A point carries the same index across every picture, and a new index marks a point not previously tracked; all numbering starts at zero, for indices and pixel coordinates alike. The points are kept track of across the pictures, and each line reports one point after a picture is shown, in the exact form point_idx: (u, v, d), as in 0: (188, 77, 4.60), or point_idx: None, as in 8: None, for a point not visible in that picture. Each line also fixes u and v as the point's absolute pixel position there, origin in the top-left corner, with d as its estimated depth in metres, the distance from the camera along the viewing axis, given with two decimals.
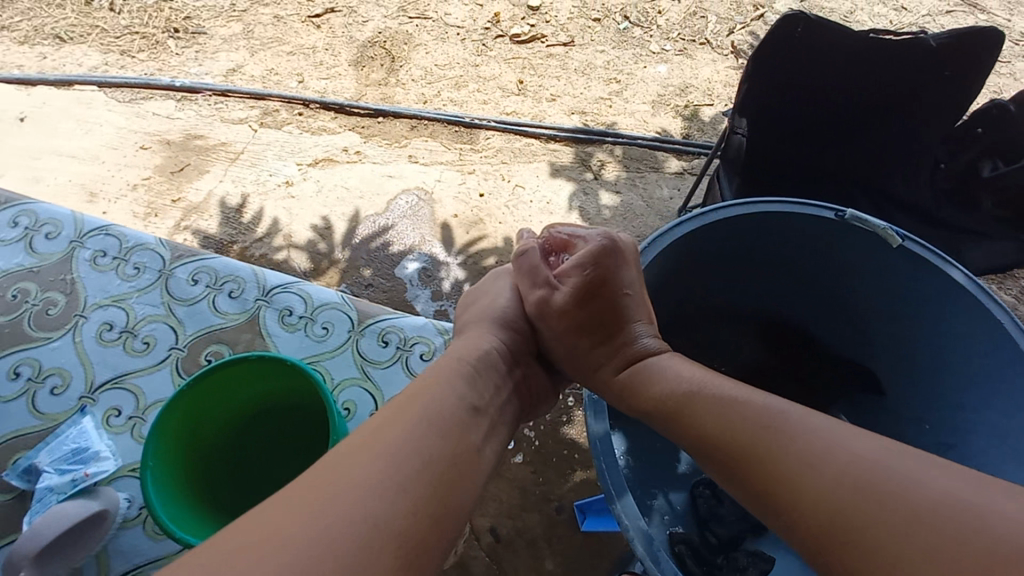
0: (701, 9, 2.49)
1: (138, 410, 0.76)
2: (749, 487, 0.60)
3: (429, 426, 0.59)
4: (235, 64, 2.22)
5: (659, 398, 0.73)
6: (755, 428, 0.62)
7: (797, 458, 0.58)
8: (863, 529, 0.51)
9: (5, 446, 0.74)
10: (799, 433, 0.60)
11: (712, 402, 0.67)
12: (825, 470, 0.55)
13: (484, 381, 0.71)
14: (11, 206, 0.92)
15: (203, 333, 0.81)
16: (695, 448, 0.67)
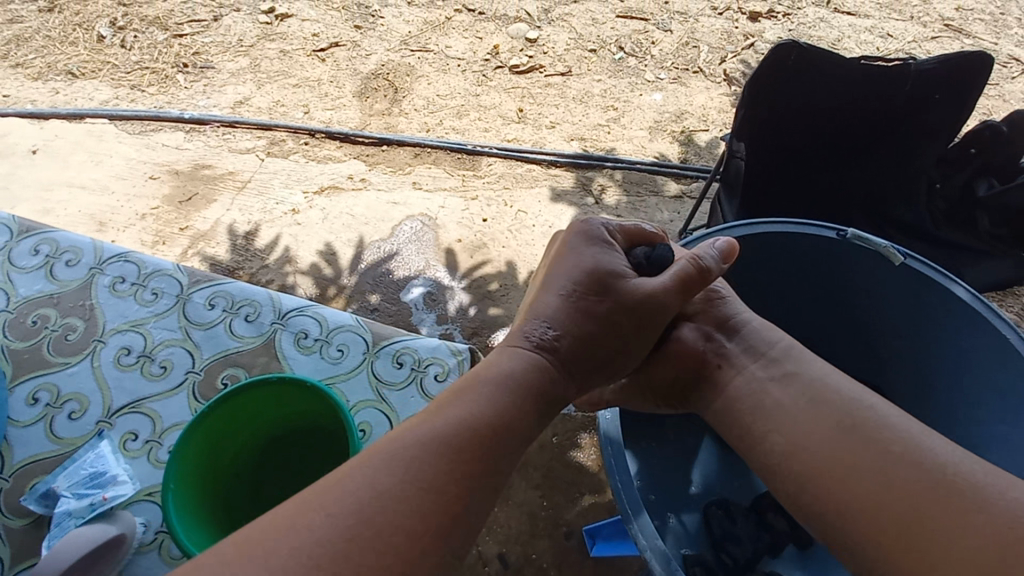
0: (694, 39, 2.59)
1: (155, 434, 0.75)
2: (836, 465, 0.63)
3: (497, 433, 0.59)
4: (242, 96, 2.28)
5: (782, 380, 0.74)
6: (850, 425, 0.65)
7: (891, 466, 0.60)
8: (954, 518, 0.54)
9: (22, 473, 0.74)
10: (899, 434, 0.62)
11: (823, 391, 0.70)
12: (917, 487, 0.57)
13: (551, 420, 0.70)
14: (32, 234, 0.93)
15: (220, 357, 0.82)
16: (794, 420, 0.69)
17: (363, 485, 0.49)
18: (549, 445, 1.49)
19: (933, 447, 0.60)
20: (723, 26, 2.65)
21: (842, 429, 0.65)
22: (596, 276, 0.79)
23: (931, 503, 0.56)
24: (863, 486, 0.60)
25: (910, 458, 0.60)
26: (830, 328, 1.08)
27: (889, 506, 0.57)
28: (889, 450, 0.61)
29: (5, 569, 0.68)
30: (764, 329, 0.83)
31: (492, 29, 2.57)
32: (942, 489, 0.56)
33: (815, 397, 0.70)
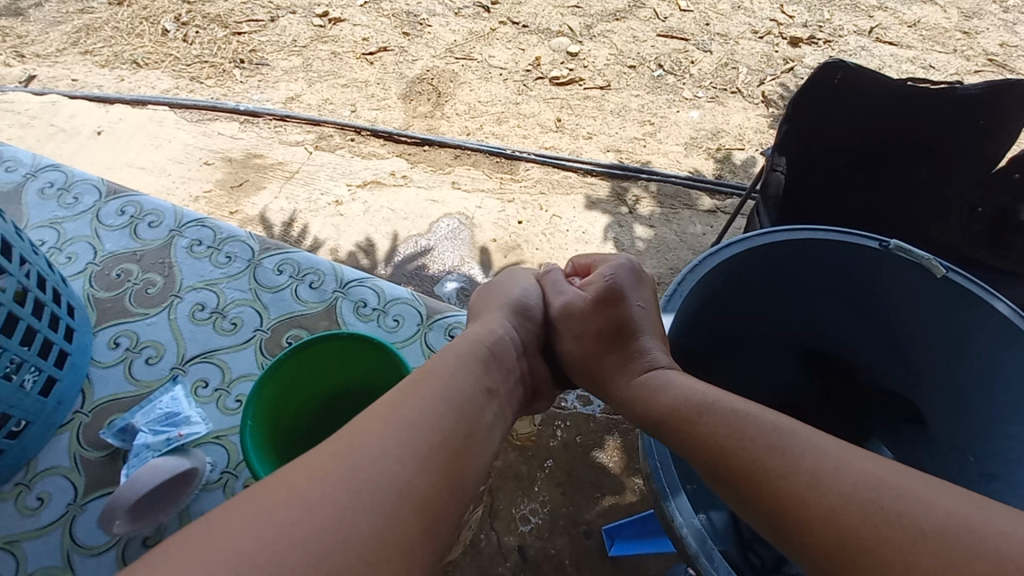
0: (733, 60, 2.64)
1: (224, 382, 0.79)
2: (754, 498, 0.60)
3: (430, 409, 0.62)
4: (294, 93, 2.39)
5: (663, 406, 0.73)
6: (763, 444, 0.61)
7: (772, 474, 0.59)
8: (872, 532, 0.51)
9: (99, 410, 0.76)
10: (811, 450, 0.59)
11: (722, 411, 0.67)
12: (837, 502, 0.54)
13: (498, 364, 0.76)
14: (119, 196, 0.98)
15: (285, 318, 0.85)
16: (703, 453, 0.65)
17: (329, 498, 0.51)
18: (571, 445, 1.51)
19: (798, 432, 0.62)
20: (763, 50, 2.69)
21: (756, 448, 0.61)
22: (483, 296, 0.98)
23: (815, 497, 0.55)
24: (757, 500, 0.59)
25: (801, 456, 0.59)
26: (866, 340, 1.08)
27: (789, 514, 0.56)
28: (770, 454, 0.60)
29: (77, 496, 0.69)
30: (633, 381, 0.81)
31: (535, 42, 2.64)
32: (822, 472, 0.56)
33: (686, 413, 0.70)
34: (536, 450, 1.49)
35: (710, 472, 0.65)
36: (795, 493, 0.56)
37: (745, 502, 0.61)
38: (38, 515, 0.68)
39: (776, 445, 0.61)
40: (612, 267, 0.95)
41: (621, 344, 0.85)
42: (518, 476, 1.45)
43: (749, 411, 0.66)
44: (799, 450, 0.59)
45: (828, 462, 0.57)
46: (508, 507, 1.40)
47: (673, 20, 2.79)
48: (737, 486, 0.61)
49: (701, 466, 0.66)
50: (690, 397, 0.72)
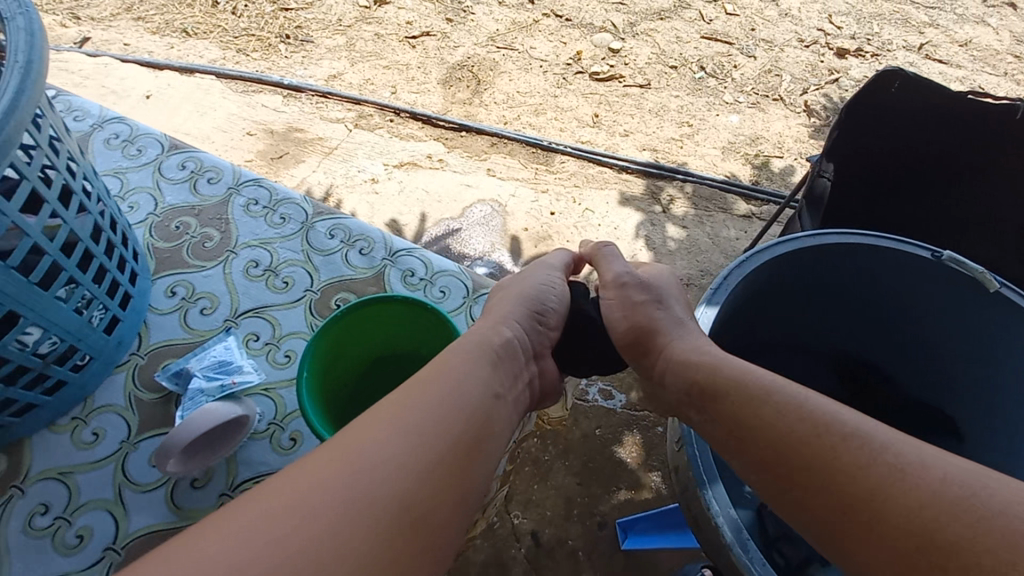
0: (777, 67, 2.60)
1: (274, 338, 0.80)
2: (820, 495, 0.56)
3: (438, 405, 0.60)
4: (336, 71, 2.42)
5: (719, 394, 0.69)
6: (831, 436, 0.58)
7: (827, 483, 0.56)
8: (956, 535, 0.48)
9: (154, 354, 0.78)
10: (884, 446, 0.55)
11: (781, 400, 0.63)
12: (915, 499, 0.51)
13: (505, 367, 0.70)
14: (180, 152, 1.00)
15: (335, 281, 0.87)
16: (762, 445, 0.62)
17: (324, 505, 0.49)
18: (590, 437, 1.51)
19: (868, 426, 0.58)
20: (808, 59, 2.65)
21: (823, 438, 0.58)
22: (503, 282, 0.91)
23: (878, 510, 0.52)
24: (810, 509, 0.57)
25: (873, 452, 0.55)
26: (903, 353, 1.07)
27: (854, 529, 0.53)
28: (838, 446, 0.57)
29: (131, 434, 0.72)
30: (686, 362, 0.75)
31: (577, 36, 2.63)
32: (900, 469, 0.53)
33: (742, 402, 0.66)
34: (555, 439, 1.49)
35: (768, 465, 0.61)
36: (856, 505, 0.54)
37: (806, 497, 0.58)
38: (94, 448, 0.70)
39: (829, 449, 0.57)
40: (654, 274, 0.94)
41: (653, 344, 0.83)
42: (535, 463, 1.45)
43: (813, 401, 0.62)
44: (855, 453, 0.56)
45: (889, 465, 0.54)
46: (524, 492, 1.41)
47: (718, 23, 2.75)
48: (791, 502, 0.59)
49: (755, 458, 0.63)
50: (744, 385, 0.67)
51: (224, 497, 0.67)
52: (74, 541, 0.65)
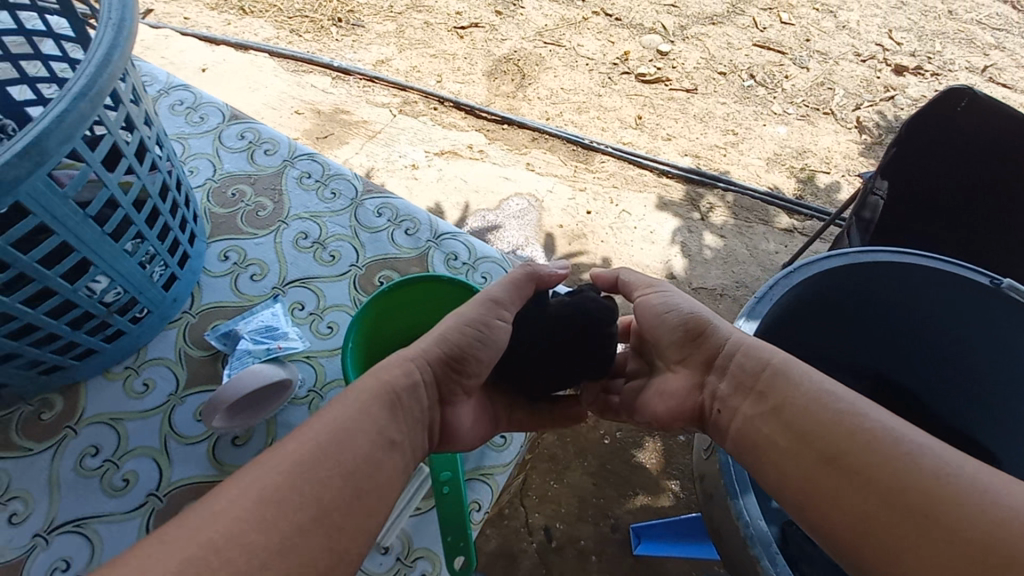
0: (830, 81, 2.53)
1: (319, 309, 0.82)
2: (885, 513, 0.49)
3: (359, 418, 0.53)
4: (384, 57, 2.45)
5: (762, 400, 0.60)
6: (898, 446, 0.51)
7: (869, 516, 0.50)
8: None
9: (205, 314, 0.80)
10: (958, 466, 0.49)
11: (839, 407, 0.55)
12: (1001, 523, 0.45)
13: (408, 413, 0.57)
14: (239, 122, 1.03)
15: (379, 259, 0.88)
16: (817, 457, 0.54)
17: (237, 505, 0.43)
18: (610, 439, 1.50)
19: (938, 443, 0.51)
20: (863, 74, 2.57)
21: (889, 449, 0.51)
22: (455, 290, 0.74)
23: (921, 556, 0.46)
24: (837, 539, 0.51)
25: (948, 470, 0.49)
26: (947, 383, 1.03)
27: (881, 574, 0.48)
28: (909, 459, 0.50)
29: (179, 388, 0.74)
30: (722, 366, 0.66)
31: (626, 36, 2.60)
32: (981, 489, 0.47)
33: (794, 408, 0.57)
34: (574, 437, 1.49)
35: (820, 477, 0.53)
36: (891, 547, 0.48)
37: (866, 515, 0.50)
38: (144, 398, 0.73)
39: (873, 476, 0.50)
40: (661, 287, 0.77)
41: (666, 356, 0.73)
42: (552, 459, 1.45)
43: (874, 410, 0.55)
44: (907, 484, 0.49)
45: (943, 499, 0.47)
46: (539, 487, 1.41)
47: (772, 31, 2.69)
48: (847, 524, 0.51)
49: (806, 470, 0.54)
50: (794, 392, 0.58)
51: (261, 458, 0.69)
52: (120, 484, 0.67)
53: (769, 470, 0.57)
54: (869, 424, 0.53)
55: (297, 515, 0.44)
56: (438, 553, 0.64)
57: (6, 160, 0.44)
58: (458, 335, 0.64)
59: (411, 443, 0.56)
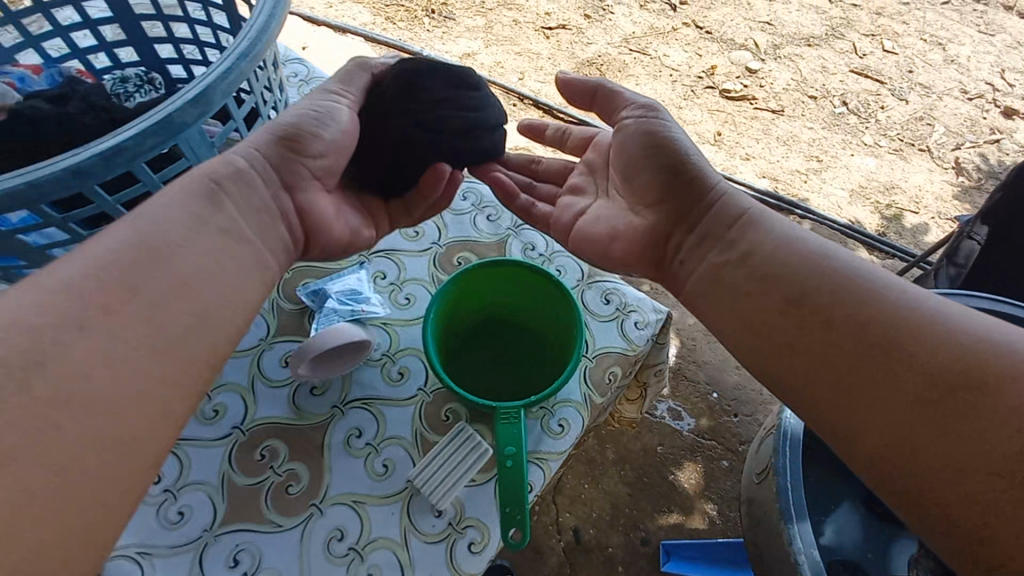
0: (930, 116, 2.38)
1: (399, 280, 0.87)
2: (843, 347, 0.52)
3: (165, 214, 0.56)
4: (471, 50, 2.50)
5: (742, 248, 0.64)
6: (865, 285, 0.55)
7: (822, 356, 0.53)
8: (988, 383, 0.46)
9: (297, 272, 0.86)
10: (916, 301, 0.52)
11: (812, 253, 0.59)
12: (950, 354, 0.48)
13: (239, 199, 0.63)
14: None
15: (460, 240, 0.92)
16: (785, 301, 0.58)
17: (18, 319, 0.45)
18: (651, 452, 1.48)
19: (902, 285, 0.55)
20: (969, 112, 2.41)
21: (856, 289, 0.55)
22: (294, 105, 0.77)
23: (875, 389, 0.50)
24: (789, 383, 0.55)
25: (909, 304, 0.52)
26: None
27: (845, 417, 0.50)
28: (872, 295, 0.54)
29: (269, 335, 0.80)
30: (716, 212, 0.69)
31: (714, 50, 2.54)
32: (935, 322, 0.50)
33: (771, 258, 0.61)
34: (615, 444, 1.48)
35: (787, 318, 0.57)
36: (855, 388, 0.50)
37: (825, 351, 0.53)
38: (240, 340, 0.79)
39: (836, 319, 0.54)
40: (648, 116, 0.76)
41: (637, 194, 0.76)
42: (590, 463, 1.45)
43: (844, 257, 0.59)
44: (868, 326, 0.52)
45: (905, 333, 0.50)
46: (574, 488, 1.41)
47: (872, 58, 2.55)
48: (802, 364, 0.54)
49: (773, 313, 0.58)
50: (774, 243, 0.62)
51: (335, 410, 0.74)
52: (211, 414, 0.73)
53: (734, 330, 0.61)
54: (834, 267, 0.57)
55: (119, 309, 0.49)
56: (488, 525, 0.67)
57: (178, 105, 0.53)
58: (286, 128, 0.68)
59: (258, 239, 0.63)
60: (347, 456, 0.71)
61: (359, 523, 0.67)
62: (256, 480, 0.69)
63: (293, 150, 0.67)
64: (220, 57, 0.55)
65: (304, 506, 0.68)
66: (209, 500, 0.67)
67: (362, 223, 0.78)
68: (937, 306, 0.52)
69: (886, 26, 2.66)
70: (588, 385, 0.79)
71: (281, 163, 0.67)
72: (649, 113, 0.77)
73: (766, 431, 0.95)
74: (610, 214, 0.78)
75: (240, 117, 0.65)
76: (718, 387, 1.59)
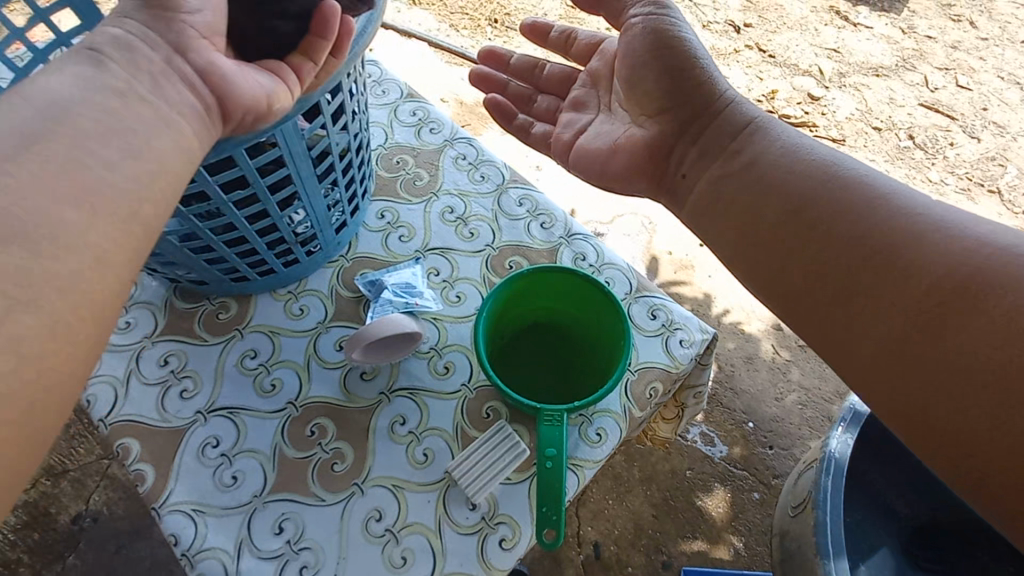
0: (1003, 157, 2.28)
1: (451, 278, 0.90)
2: (842, 253, 0.56)
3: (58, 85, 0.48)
4: None
5: (752, 162, 0.67)
6: (869, 196, 0.58)
7: (822, 261, 0.57)
8: (977, 285, 0.49)
9: (356, 262, 0.90)
10: (918, 211, 0.55)
11: (821, 166, 0.62)
12: (944, 259, 0.51)
13: (117, 66, 0.51)
14: (412, 100, 1.13)
15: (512, 244, 0.94)
16: (790, 209, 0.61)
17: None
18: (680, 476, 1.46)
19: (907, 194, 0.57)
20: None
21: (859, 199, 0.58)
22: None
23: (868, 290, 0.54)
24: (788, 286, 0.60)
25: (910, 214, 0.55)
26: None
27: (843, 325, 0.55)
28: (875, 204, 0.57)
29: (326, 319, 0.84)
30: (721, 131, 0.71)
31: (777, 74, 2.50)
32: (933, 229, 0.53)
33: (781, 172, 0.64)
34: (643, 463, 1.46)
35: (791, 227, 0.60)
36: (849, 290, 0.55)
37: (823, 256, 0.57)
38: (299, 321, 0.84)
39: (840, 229, 0.57)
40: (656, 21, 0.75)
41: (642, 106, 0.77)
42: (616, 479, 1.44)
43: (852, 169, 0.61)
44: (868, 233, 0.55)
45: (906, 242, 0.53)
46: (597, 503, 1.40)
47: (944, 93, 2.46)
48: (803, 268, 0.58)
49: (779, 222, 0.62)
50: (784, 158, 0.65)
51: (381, 397, 0.77)
52: (269, 387, 0.78)
53: (742, 243, 0.65)
54: (841, 178, 0.60)
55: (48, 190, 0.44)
56: (520, 523, 0.69)
57: (276, 89, 0.57)
58: None
59: (160, 101, 0.52)
60: (391, 442, 0.74)
61: (396, 506, 0.70)
62: (304, 454, 0.73)
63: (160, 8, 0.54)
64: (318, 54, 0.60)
65: (346, 484, 0.71)
66: (260, 467, 0.72)
67: (274, 80, 0.58)
68: (938, 215, 0.54)
69: (962, 61, 2.56)
70: (629, 397, 0.80)
71: (154, 26, 0.54)
72: (657, 11, 0.75)
73: (806, 463, 0.93)
74: (611, 129, 0.81)
75: (329, 112, 0.67)
76: (754, 417, 1.56)
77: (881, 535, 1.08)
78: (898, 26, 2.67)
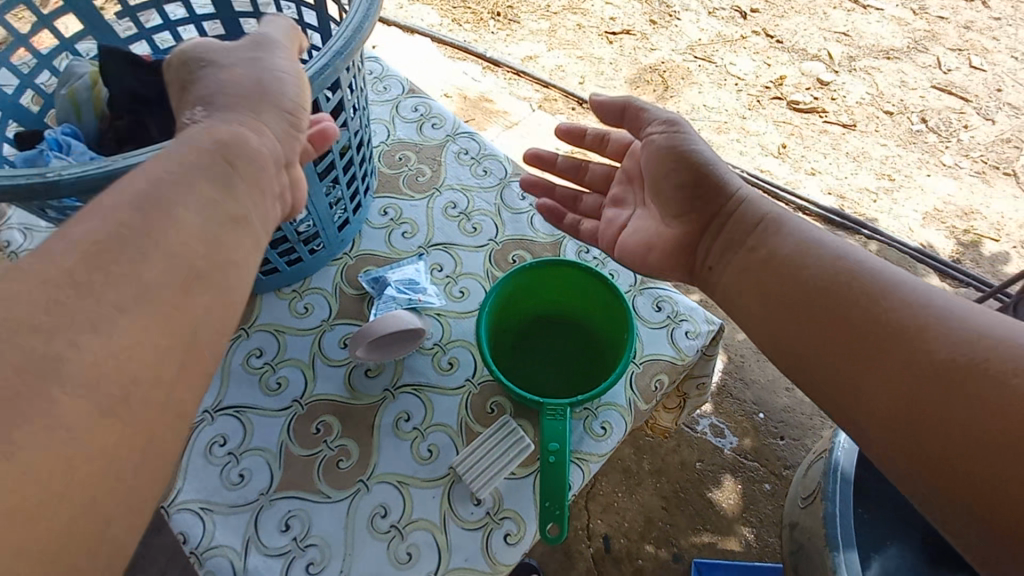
0: (1019, 138, 2.22)
1: (455, 273, 0.90)
2: (839, 342, 0.53)
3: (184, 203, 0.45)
4: (534, 53, 2.51)
5: (758, 249, 0.64)
6: (868, 285, 0.54)
7: (820, 349, 0.54)
8: (974, 375, 0.44)
9: (360, 259, 0.90)
10: (921, 300, 0.50)
11: (824, 255, 0.59)
12: (941, 348, 0.46)
13: (219, 180, 0.48)
14: (414, 95, 1.13)
15: (516, 239, 0.94)
16: (793, 298, 0.58)
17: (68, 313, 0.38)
18: (690, 468, 1.45)
19: (912, 285, 0.53)
20: None
21: (859, 288, 0.54)
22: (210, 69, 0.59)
23: (862, 379, 0.50)
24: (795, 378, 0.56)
25: (910, 303, 0.51)
26: None
27: (836, 401, 0.52)
28: (876, 294, 0.53)
29: (331, 316, 0.84)
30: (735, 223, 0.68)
31: (785, 60, 2.45)
32: (934, 318, 0.48)
33: (784, 259, 0.61)
34: (653, 456, 1.46)
35: (792, 317, 0.57)
36: (845, 381, 0.51)
37: (821, 346, 0.54)
38: (304, 319, 0.84)
39: (838, 316, 0.54)
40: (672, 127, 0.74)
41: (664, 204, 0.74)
42: (625, 472, 1.43)
43: (856, 259, 0.57)
44: (866, 321, 0.52)
45: (905, 330, 0.49)
46: (607, 495, 1.40)
47: (957, 74, 2.40)
48: (804, 357, 0.55)
49: (779, 309, 0.59)
50: (790, 245, 0.62)
51: (386, 393, 0.78)
52: (275, 385, 0.78)
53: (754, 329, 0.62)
54: (846, 267, 0.57)
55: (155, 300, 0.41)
56: (525, 518, 0.69)
57: None
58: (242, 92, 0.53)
59: (262, 222, 0.51)
60: (395, 438, 0.74)
61: (402, 502, 0.70)
62: (310, 451, 0.73)
63: (256, 112, 0.53)
64: (318, 55, 0.58)
65: (352, 481, 0.71)
66: (267, 465, 0.72)
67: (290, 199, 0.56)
68: (944, 304, 0.49)
69: (975, 41, 2.49)
70: (634, 390, 0.79)
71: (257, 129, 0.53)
72: (675, 122, 0.74)
73: (816, 454, 0.92)
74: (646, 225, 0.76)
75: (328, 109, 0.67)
76: (764, 408, 1.54)
77: (895, 526, 1.06)
78: (909, 7, 2.61)
